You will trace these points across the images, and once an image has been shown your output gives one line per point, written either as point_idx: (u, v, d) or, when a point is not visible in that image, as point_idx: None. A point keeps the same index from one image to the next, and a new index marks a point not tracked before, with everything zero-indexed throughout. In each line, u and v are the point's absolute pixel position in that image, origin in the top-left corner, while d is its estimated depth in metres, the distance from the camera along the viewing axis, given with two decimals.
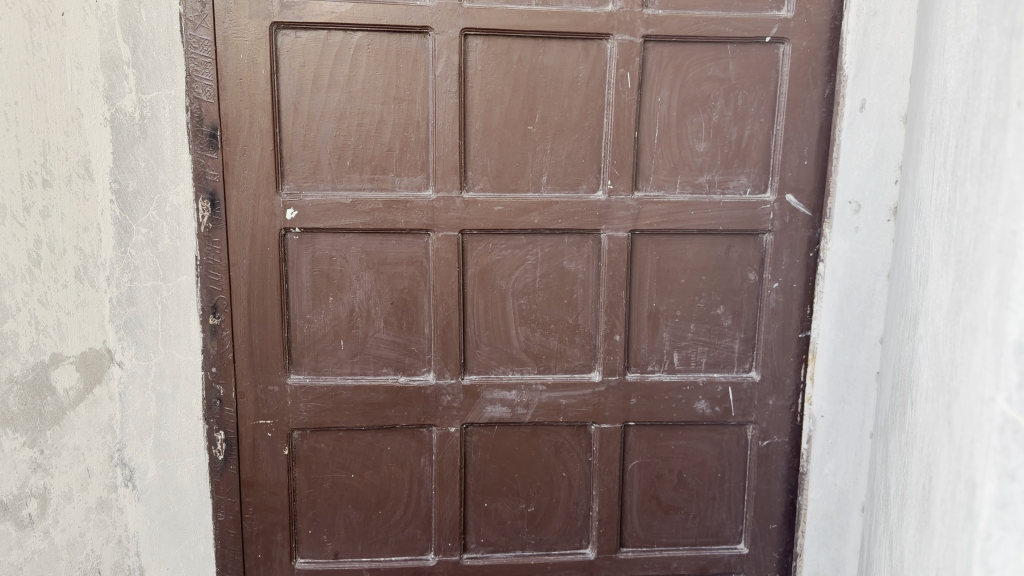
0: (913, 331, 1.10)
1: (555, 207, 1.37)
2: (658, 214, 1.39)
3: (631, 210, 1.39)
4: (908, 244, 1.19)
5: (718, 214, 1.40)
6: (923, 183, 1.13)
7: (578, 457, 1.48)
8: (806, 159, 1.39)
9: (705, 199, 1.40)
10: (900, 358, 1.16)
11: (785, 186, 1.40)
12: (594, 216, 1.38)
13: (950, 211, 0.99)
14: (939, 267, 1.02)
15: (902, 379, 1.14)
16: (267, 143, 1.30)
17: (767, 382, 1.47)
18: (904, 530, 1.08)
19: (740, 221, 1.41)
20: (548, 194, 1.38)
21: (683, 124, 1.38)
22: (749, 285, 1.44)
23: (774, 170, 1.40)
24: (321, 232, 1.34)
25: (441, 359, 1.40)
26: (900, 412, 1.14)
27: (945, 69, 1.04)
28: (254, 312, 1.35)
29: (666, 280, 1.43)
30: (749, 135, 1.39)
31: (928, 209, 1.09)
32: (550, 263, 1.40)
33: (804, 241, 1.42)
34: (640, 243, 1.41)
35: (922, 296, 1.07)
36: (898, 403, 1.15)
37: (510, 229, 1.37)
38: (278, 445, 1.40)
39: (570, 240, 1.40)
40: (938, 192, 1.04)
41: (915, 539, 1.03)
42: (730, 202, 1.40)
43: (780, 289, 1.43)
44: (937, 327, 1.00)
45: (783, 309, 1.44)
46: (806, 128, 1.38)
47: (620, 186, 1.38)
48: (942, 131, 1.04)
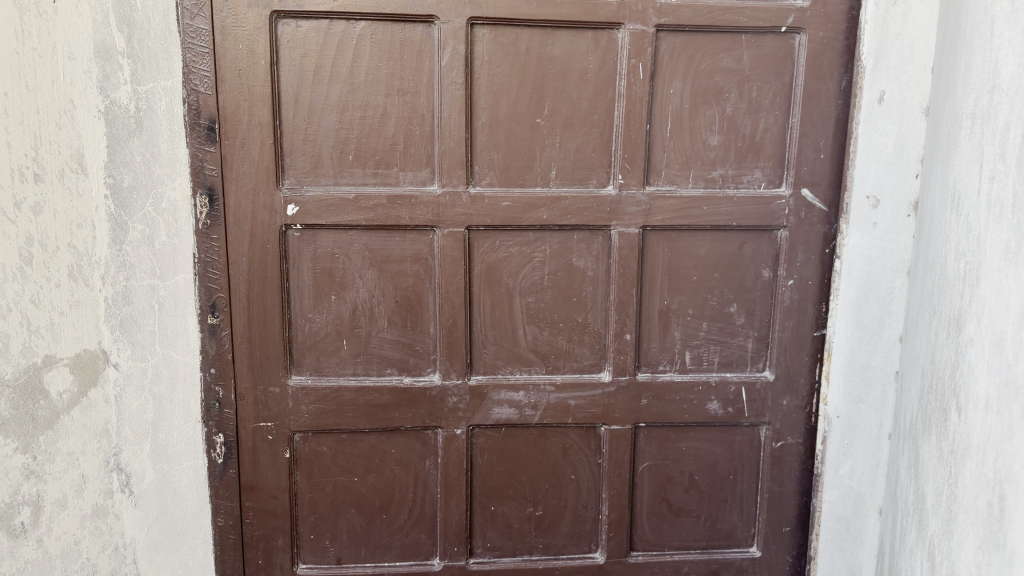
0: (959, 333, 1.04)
1: (564, 202, 1.33)
2: (669, 209, 1.35)
3: (642, 206, 1.35)
4: (937, 239, 1.13)
5: (731, 209, 1.36)
6: (961, 175, 1.07)
7: (587, 459, 1.44)
8: (822, 153, 1.35)
9: (719, 194, 1.36)
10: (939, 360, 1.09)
11: (800, 180, 1.36)
12: (604, 212, 1.34)
13: (1005, 208, 0.94)
14: (997, 266, 0.96)
15: (940, 381, 1.09)
16: (267, 137, 1.26)
17: (781, 382, 1.43)
18: (948, 541, 1.04)
19: (755, 217, 1.37)
20: (557, 188, 1.34)
21: (696, 117, 1.34)
22: (762, 283, 1.41)
23: (789, 164, 1.36)
24: (323, 228, 1.30)
25: (446, 360, 1.36)
26: (942, 419, 1.08)
27: (989, 56, 0.99)
28: (254, 311, 1.31)
29: (678, 277, 1.39)
30: (764, 127, 1.35)
31: (969, 205, 1.04)
32: (558, 260, 1.36)
33: (820, 237, 1.38)
34: (652, 239, 1.37)
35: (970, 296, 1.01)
36: (938, 410, 1.09)
37: (517, 226, 1.33)
38: (278, 448, 1.36)
39: (579, 236, 1.36)
40: (989, 186, 0.98)
41: (982, 560, 0.96)
42: (744, 197, 1.36)
43: (795, 286, 1.40)
44: (1003, 331, 0.94)
45: (798, 306, 1.40)
46: (822, 121, 1.34)
47: (631, 180, 1.34)
48: (994, 120, 0.97)
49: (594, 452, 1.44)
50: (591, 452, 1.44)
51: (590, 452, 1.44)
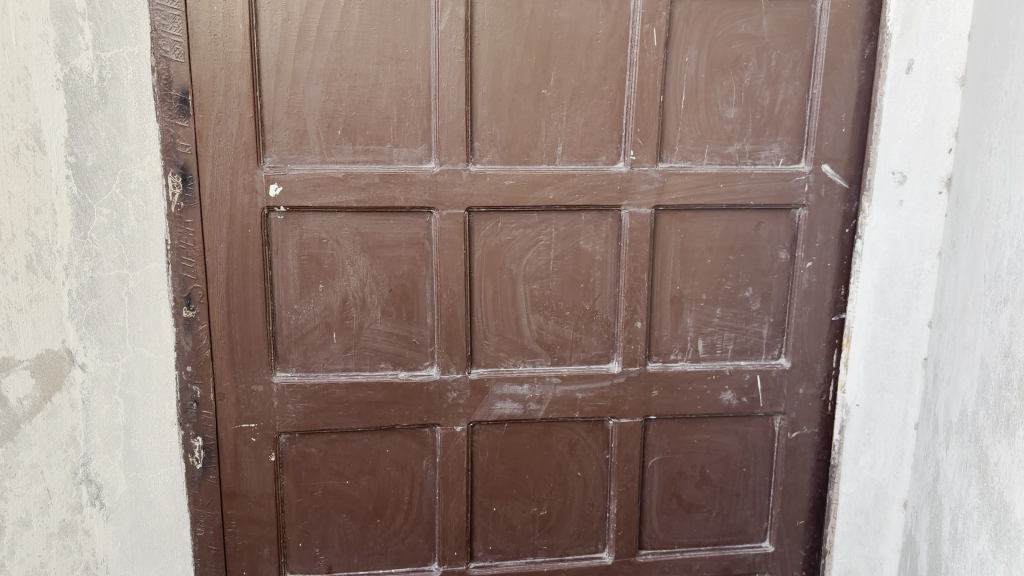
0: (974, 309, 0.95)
1: (572, 180, 1.23)
2: (683, 187, 1.26)
3: (655, 183, 1.25)
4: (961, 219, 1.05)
5: (749, 186, 1.28)
6: (979, 147, 1.00)
7: (594, 455, 1.35)
8: (843, 126, 1.27)
9: (736, 171, 1.27)
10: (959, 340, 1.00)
11: (820, 156, 1.28)
12: (614, 191, 1.25)
13: None
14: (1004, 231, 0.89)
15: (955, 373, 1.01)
16: (246, 110, 1.14)
17: (798, 370, 1.36)
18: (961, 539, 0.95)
19: (772, 195, 1.29)
20: (564, 166, 1.24)
21: (711, 88, 1.25)
22: (779, 265, 1.33)
23: (810, 138, 1.28)
24: (309, 211, 1.18)
25: (446, 352, 1.25)
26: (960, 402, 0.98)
27: None
28: (234, 303, 1.19)
29: (691, 261, 1.31)
30: (783, 99, 1.27)
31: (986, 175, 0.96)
32: (564, 243, 1.27)
33: (840, 216, 1.30)
34: (664, 220, 1.28)
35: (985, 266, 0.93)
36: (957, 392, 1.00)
37: (521, 207, 1.23)
38: (263, 451, 1.25)
39: (587, 217, 1.26)
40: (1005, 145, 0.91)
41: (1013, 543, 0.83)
42: (762, 174, 1.28)
43: (813, 269, 1.32)
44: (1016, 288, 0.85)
45: (816, 290, 1.33)
46: (844, 93, 1.26)
47: (643, 157, 1.24)
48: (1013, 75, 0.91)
49: (600, 448, 1.35)
50: (598, 447, 1.35)
51: (598, 448, 1.35)
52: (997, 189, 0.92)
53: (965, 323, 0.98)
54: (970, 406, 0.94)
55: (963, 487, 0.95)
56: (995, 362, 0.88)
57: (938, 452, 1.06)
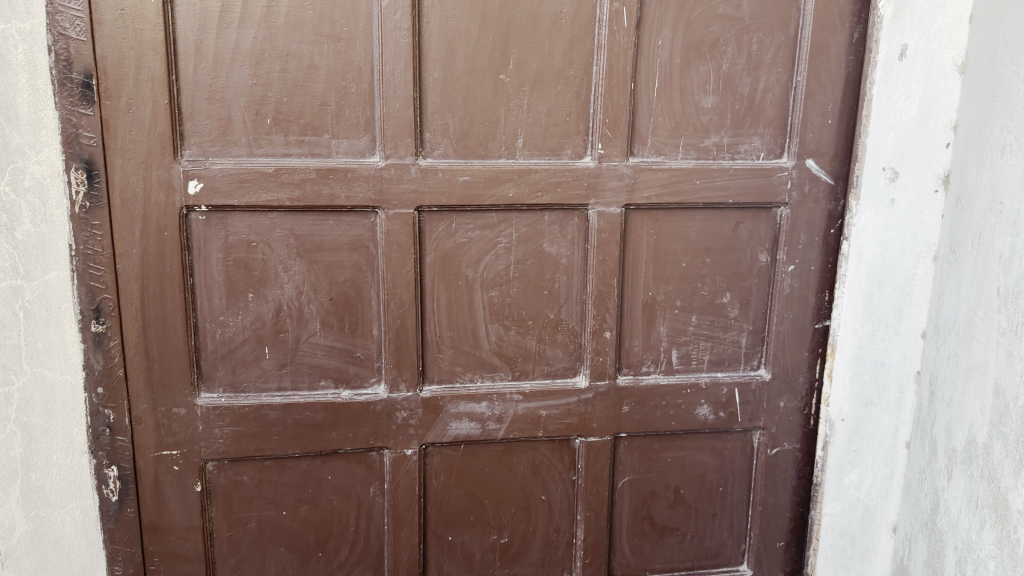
0: (982, 328, 0.86)
1: (534, 176, 1.11)
2: (656, 184, 1.14)
3: (626, 180, 1.13)
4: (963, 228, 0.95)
5: (728, 183, 1.16)
6: (987, 149, 0.90)
7: (558, 477, 1.23)
8: (829, 117, 1.17)
9: (713, 167, 1.15)
10: (962, 361, 0.91)
11: (804, 150, 1.17)
12: (580, 188, 1.13)
13: None
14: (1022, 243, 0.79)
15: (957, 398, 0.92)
16: (160, 96, 0.99)
17: (779, 381, 1.26)
18: None
19: (752, 193, 1.18)
20: (525, 160, 1.11)
21: (687, 74, 1.13)
22: (759, 269, 1.22)
23: (794, 130, 1.17)
24: (236, 210, 1.04)
25: (394, 368, 1.12)
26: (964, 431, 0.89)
27: None
28: (151, 315, 1.05)
29: (665, 264, 1.19)
30: (764, 87, 1.15)
31: (995, 181, 0.87)
32: (526, 245, 1.14)
33: (824, 216, 1.20)
34: (635, 219, 1.17)
35: (995, 284, 0.83)
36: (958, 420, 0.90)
37: (478, 206, 1.10)
38: (187, 480, 1.11)
39: (551, 217, 1.14)
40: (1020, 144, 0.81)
41: None
42: (741, 170, 1.16)
43: (796, 273, 1.21)
44: None
45: (798, 296, 1.22)
46: (830, 81, 1.15)
47: (613, 151, 1.12)
48: None
49: (565, 469, 1.23)
50: (563, 469, 1.23)
51: (563, 470, 1.23)
52: (1011, 192, 0.82)
53: (973, 343, 0.88)
54: (981, 438, 0.84)
55: (972, 528, 0.85)
56: (1015, 391, 0.78)
57: (937, 481, 0.96)
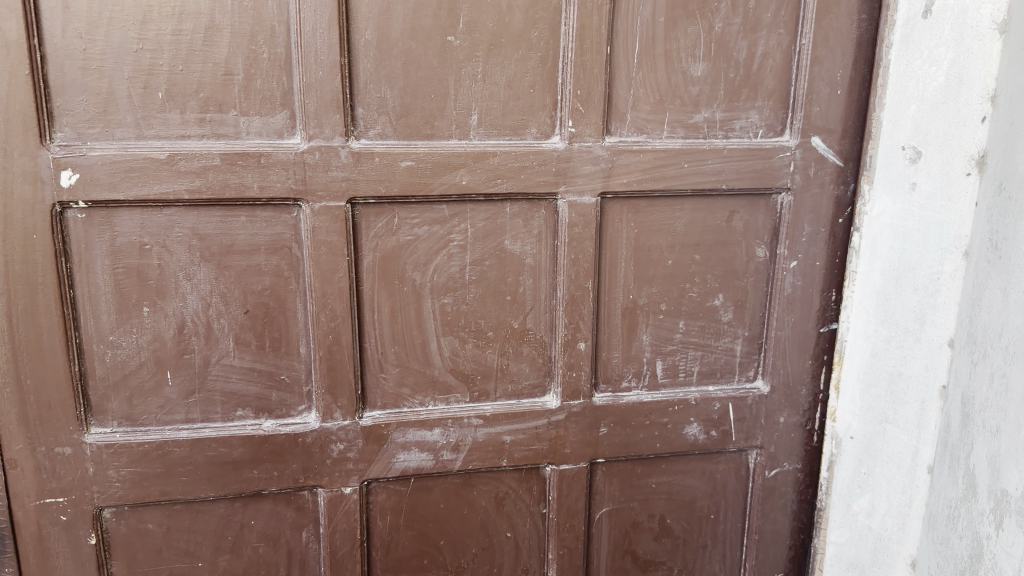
0: None
1: (492, 160, 0.92)
2: (637, 168, 0.97)
3: (601, 164, 0.96)
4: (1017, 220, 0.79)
5: (721, 166, 0.99)
6: None
7: (527, 511, 1.06)
8: (838, 88, 0.99)
9: (705, 147, 0.98)
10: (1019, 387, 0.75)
11: (810, 126, 1.00)
12: (548, 174, 0.95)
13: None
14: None
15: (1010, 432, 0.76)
16: (19, 65, 0.79)
17: (778, 394, 1.09)
18: None
19: (749, 178, 1.00)
20: (481, 141, 0.93)
21: (672, 36, 0.95)
22: (756, 265, 1.05)
23: (798, 103, 1.00)
24: (124, 206, 0.85)
25: (327, 394, 0.93)
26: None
27: None
28: (21, 337, 0.85)
29: (647, 262, 1.02)
30: (763, 52, 0.98)
31: None
32: (483, 243, 0.96)
33: (831, 203, 1.03)
34: (613, 210, 0.99)
35: None
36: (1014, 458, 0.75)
37: (424, 197, 0.91)
38: (78, 533, 0.92)
39: (513, 209, 0.96)
40: None
41: None
42: (736, 150, 0.99)
43: (798, 269, 1.05)
44: None
45: (801, 296, 1.06)
46: (840, 44, 0.98)
47: (586, 129, 0.94)
48: None
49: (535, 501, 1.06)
50: (532, 501, 1.06)
51: (532, 502, 1.06)
52: None
53: None
54: None
55: None
56: None
57: (979, 525, 0.81)
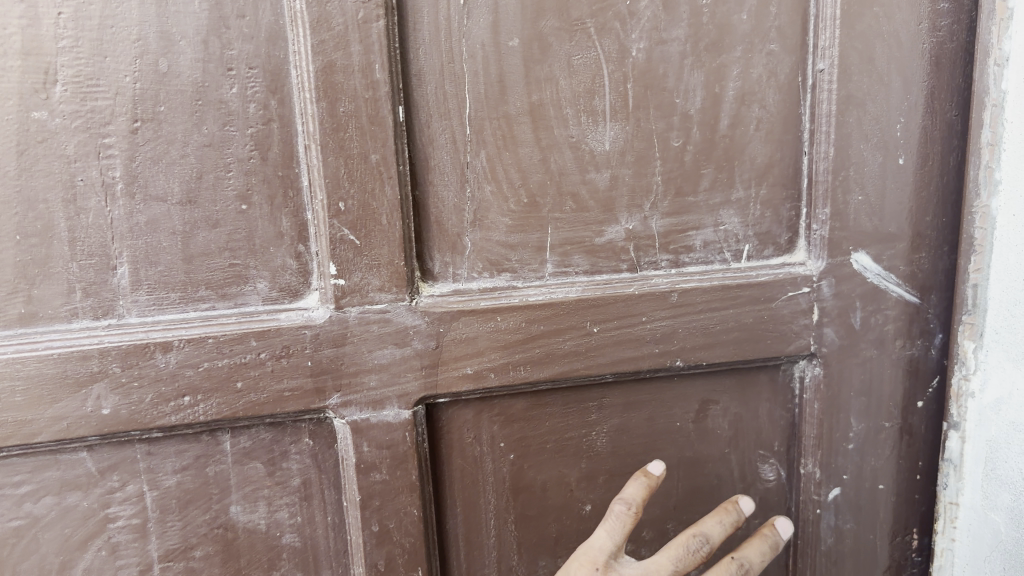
0: None
1: (168, 358, 0.44)
2: (492, 343, 0.47)
3: (414, 344, 0.46)
4: None
5: (671, 325, 0.49)
6: None
7: (629, 499, 0.45)
8: (897, 152, 0.49)
9: (634, 293, 0.48)
10: None
11: (847, 232, 0.50)
12: (300, 375, 0.45)
13: None
14: None
15: None
16: None
17: None
18: None
19: (730, 342, 0.50)
20: (147, 320, 0.44)
21: (544, 74, 0.46)
22: (760, 497, 0.55)
23: (818, 187, 0.50)
24: None
25: None
26: None
27: None
28: None
29: (544, 514, 0.52)
30: (737, 93, 0.49)
31: None
32: (184, 518, 0.47)
33: (899, 373, 0.53)
34: (457, 424, 0.49)
35: None
36: None
37: (24, 446, 0.43)
38: None
39: (244, 444, 0.47)
40: None
41: None
42: (699, 292, 0.49)
43: (843, 502, 0.54)
44: None
45: (854, 550, 0.55)
46: (895, 65, 0.48)
47: (372, 276, 0.45)
48: None
49: (650, 495, 0.46)
50: (647, 492, 0.46)
51: (640, 486, 0.46)
52: None
53: None
54: None
55: None
56: None
57: None
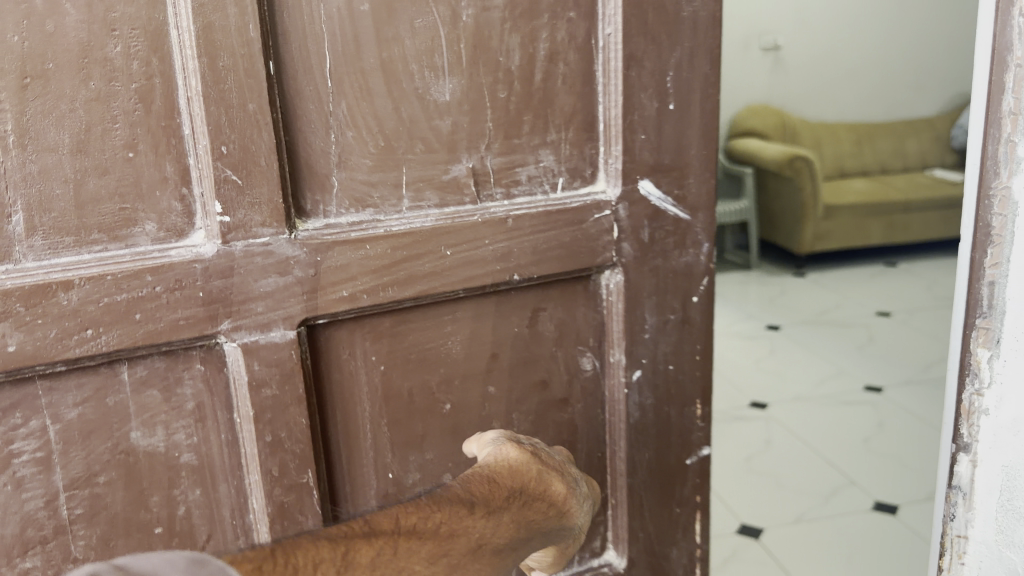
0: None
1: (69, 296, 0.48)
2: (361, 268, 0.55)
3: (294, 271, 0.53)
4: None
5: (508, 246, 0.59)
6: None
7: (501, 458, 0.57)
8: (670, 100, 0.63)
9: (476, 220, 0.58)
10: None
11: (636, 164, 0.63)
12: (193, 305, 0.51)
13: None
14: None
15: None
16: None
17: (641, 568, 0.71)
18: None
19: (554, 258, 0.61)
20: (43, 263, 0.48)
21: (391, 36, 0.55)
22: (582, 386, 0.67)
23: (612, 129, 0.62)
24: None
25: None
26: None
27: None
28: None
29: (410, 416, 0.61)
30: (546, 53, 0.60)
31: None
32: (86, 447, 0.51)
33: (681, 276, 0.67)
34: (334, 342, 0.57)
35: None
36: None
37: None
38: None
39: (140, 373, 0.52)
40: None
41: None
42: (528, 218, 0.60)
43: (645, 382, 0.67)
44: None
45: (656, 420, 0.69)
46: (665, 31, 0.61)
47: (254, 213, 0.51)
48: None
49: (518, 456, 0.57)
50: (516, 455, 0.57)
51: (513, 454, 0.57)
52: None
53: None
54: None
55: None
56: None
57: None
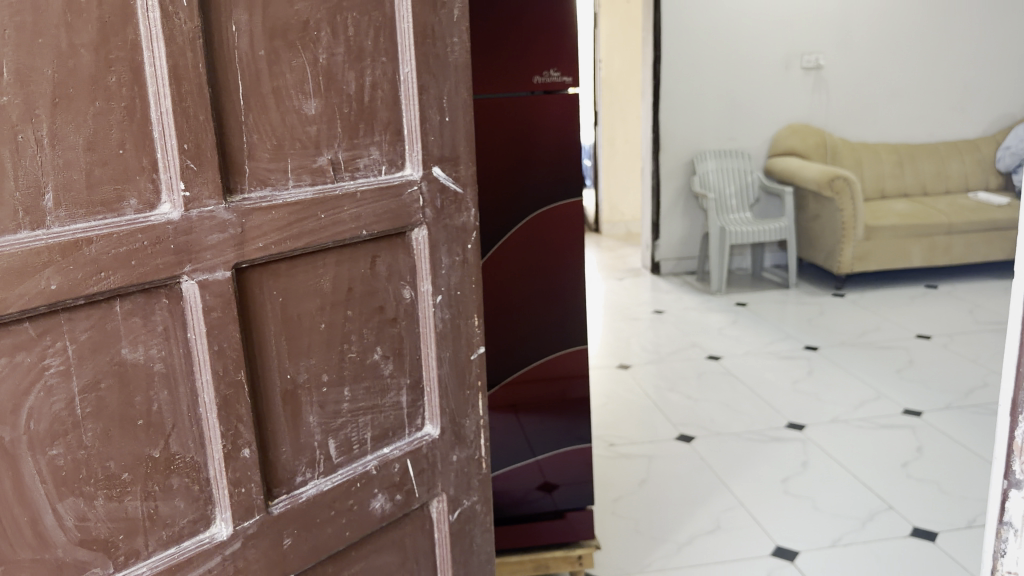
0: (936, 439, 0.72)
1: (90, 249, 0.69)
2: (270, 227, 0.81)
3: (229, 229, 0.78)
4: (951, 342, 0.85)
5: (357, 211, 0.89)
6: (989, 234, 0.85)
7: None
8: (445, 114, 0.97)
9: (338, 193, 0.87)
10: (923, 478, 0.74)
11: (430, 156, 0.96)
12: (167, 254, 0.73)
13: None
14: None
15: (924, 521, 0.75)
16: None
17: (449, 434, 1.04)
18: None
19: (385, 218, 0.92)
20: (68, 228, 0.68)
21: (277, 72, 0.82)
22: (404, 308, 0.98)
23: (414, 133, 0.94)
24: None
25: None
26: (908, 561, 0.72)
27: None
28: None
29: (299, 332, 0.88)
30: (371, 84, 0.90)
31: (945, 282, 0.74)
32: (92, 361, 0.72)
33: (460, 230, 1.01)
34: (251, 280, 0.82)
35: None
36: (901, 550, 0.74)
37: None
38: None
39: (128, 306, 0.73)
40: None
41: None
42: (368, 191, 0.90)
43: (443, 302, 1.01)
44: None
45: (451, 328, 1.02)
46: (439, 70, 0.95)
47: (204, 189, 0.75)
48: None
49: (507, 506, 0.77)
50: None
51: None
52: None
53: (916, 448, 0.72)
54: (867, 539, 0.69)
55: None
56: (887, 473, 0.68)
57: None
